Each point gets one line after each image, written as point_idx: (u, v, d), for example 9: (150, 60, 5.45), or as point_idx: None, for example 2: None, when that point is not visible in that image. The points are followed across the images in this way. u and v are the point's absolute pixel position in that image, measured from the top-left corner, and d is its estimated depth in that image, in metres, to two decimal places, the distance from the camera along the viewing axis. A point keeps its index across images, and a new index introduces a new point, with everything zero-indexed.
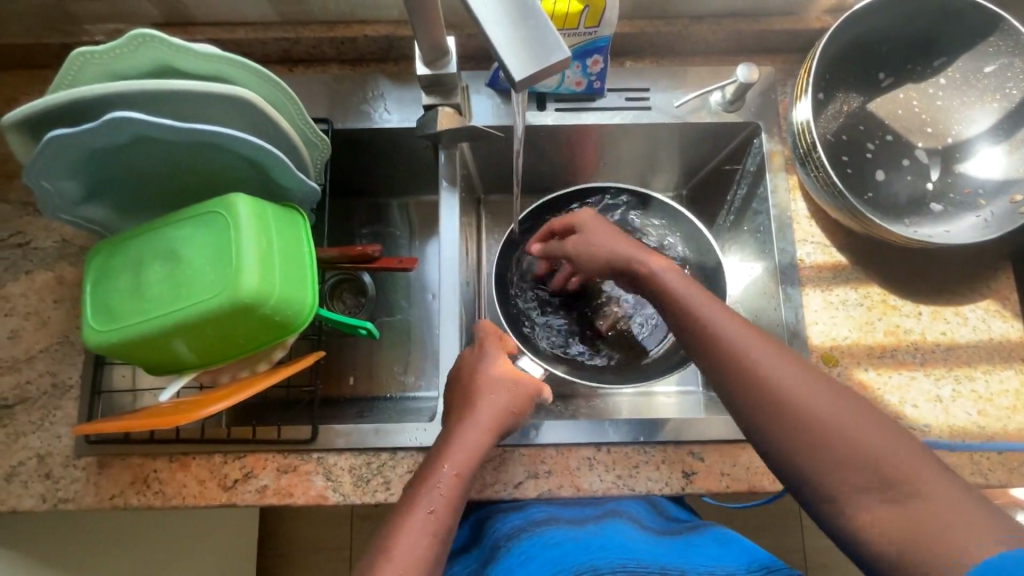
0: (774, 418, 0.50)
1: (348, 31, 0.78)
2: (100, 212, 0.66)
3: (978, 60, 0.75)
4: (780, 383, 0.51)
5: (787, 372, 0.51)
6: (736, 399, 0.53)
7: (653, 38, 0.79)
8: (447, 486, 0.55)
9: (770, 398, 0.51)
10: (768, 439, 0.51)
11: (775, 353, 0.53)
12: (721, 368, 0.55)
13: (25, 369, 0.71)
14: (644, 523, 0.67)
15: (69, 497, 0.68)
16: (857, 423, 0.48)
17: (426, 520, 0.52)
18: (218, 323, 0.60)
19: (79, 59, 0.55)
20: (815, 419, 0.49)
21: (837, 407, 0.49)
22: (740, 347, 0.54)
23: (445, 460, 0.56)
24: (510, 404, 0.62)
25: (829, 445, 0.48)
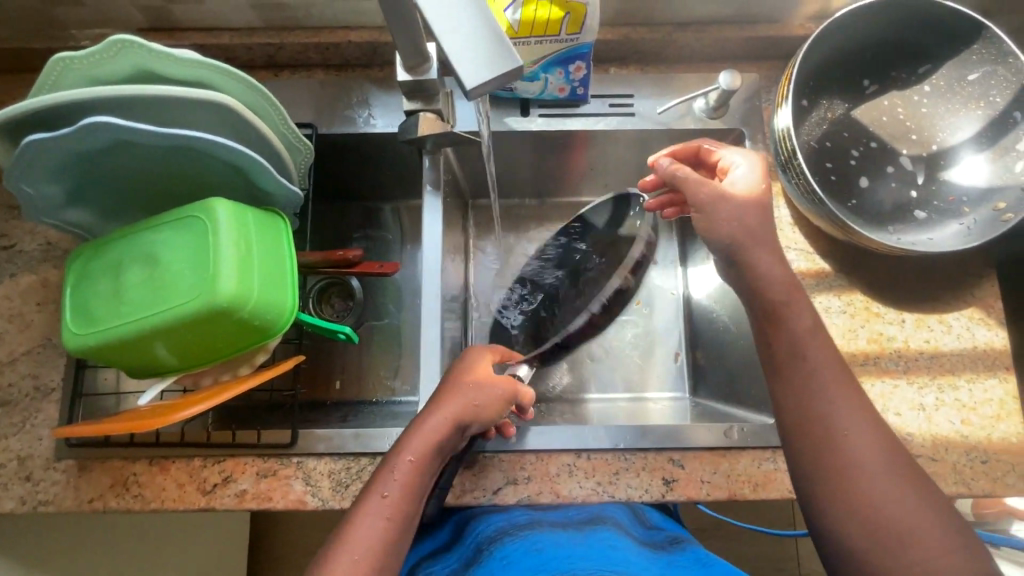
0: (824, 458, 0.53)
1: (332, 36, 0.79)
2: (82, 215, 0.67)
3: (962, 68, 0.75)
4: (841, 428, 0.53)
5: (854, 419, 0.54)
6: (800, 421, 0.55)
7: (638, 45, 0.80)
8: (404, 476, 0.56)
9: (831, 437, 0.53)
10: (815, 468, 0.53)
11: (849, 394, 0.55)
12: (790, 394, 0.56)
13: (8, 371, 0.72)
14: (627, 530, 0.68)
15: (48, 499, 0.68)
16: (900, 490, 0.51)
17: (380, 504, 0.54)
18: (196, 327, 0.60)
19: (59, 64, 0.56)
20: (862, 475, 0.52)
21: (889, 470, 0.52)
22: (819, 381, 0.55)
23: (405, 450, 0.57)
24: (476, 400, 0.61)
25: (866, 500, 0.51)
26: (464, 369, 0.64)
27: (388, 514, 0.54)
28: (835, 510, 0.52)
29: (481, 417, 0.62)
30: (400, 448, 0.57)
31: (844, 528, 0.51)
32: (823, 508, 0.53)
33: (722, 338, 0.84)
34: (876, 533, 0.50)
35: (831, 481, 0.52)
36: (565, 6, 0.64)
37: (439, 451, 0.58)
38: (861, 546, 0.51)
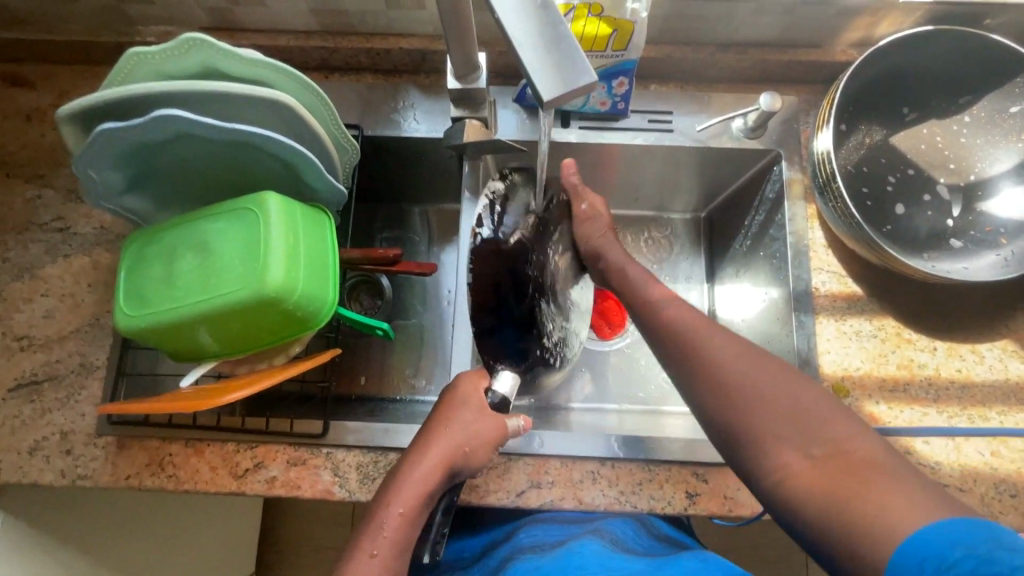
0: (699, 376, 0.53)
1: (384, 43, 0.82)
2: (139, 202, 0.70)
3: (1004, 100, 0.75)
4: (705, 350, 0.54)
5: (715, 341, 0.54)
6: (674, 366, 0.57)
7: (679, 63, 0.81)
8: (395, 528, 0.55)
9: (698, 358, 0.54)
10: (698, 395, 0.53)
11: (701, 323, 0.57)
12: (661, 341, 0.59)
13: (57, 348, 0.75)
14: (625, 543, 0.65)
15: (87, 474, 0.70)
16: (777, 378, 0.50)
17: (370, 564, 0.52)
18: (243, 315, 0.63)
19: (133, 58, 0.59)
20: (738, 378, 0.51)
21: (756, 362, 0.51)
22: (677, 322, 0.58)
23: (394, 498, 0.56)
24: (465, 444, 0.59)
25: (752, 400, 0.50)
26: (452, 412, 0.61)
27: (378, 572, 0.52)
28: (728, 420, 0.51)
29: (471, 461, 0.60)
30: (381, 504, 0.56)
31: (747, 434, 0.49)
32: (717, 423, 0.52)
33: None
34: (772, 426, 0.48)
35: (717, 393, 0.52)
36: (614, 23, 0.66)
37: (430, 497, 0.57)
38: (757, 443, 0.49)
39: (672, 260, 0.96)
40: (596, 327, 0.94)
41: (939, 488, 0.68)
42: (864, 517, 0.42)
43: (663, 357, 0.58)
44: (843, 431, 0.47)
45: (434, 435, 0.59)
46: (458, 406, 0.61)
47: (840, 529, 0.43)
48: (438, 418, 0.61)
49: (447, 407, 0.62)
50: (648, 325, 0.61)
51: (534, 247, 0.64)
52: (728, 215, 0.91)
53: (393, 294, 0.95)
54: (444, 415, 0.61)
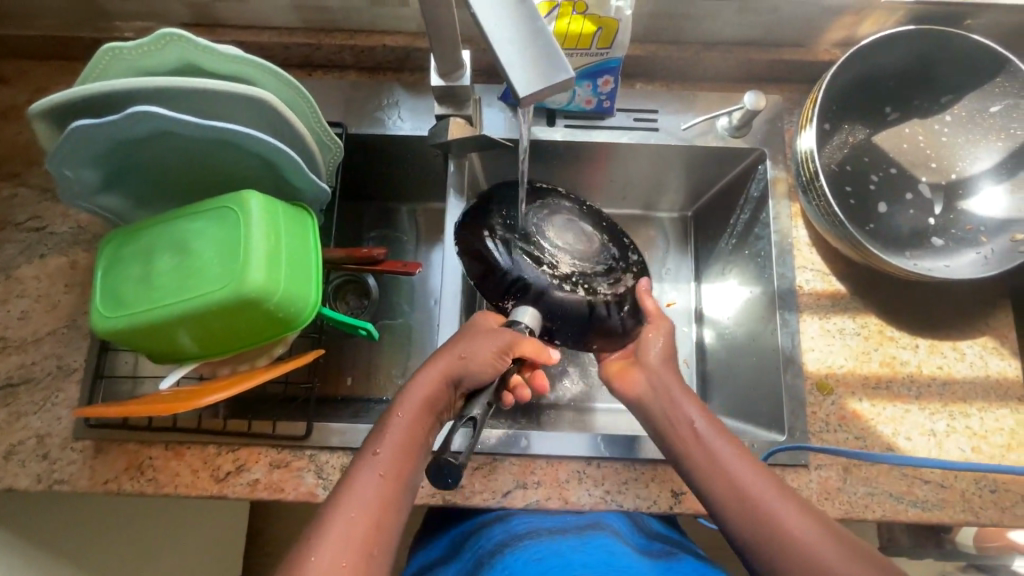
0: (746, 520, 0.55)
1: (367, 40, 0.81)
2: (116, 201, 0.68)
3: (984, 99, 0.76)
4: (750, 491, 0.56)
5: (784, 506, 0.55)
6: (741, 531, 0.55)
7: (664, 62, 0.81)
8: (400, 432, 0.58)
9: (744, 497, 0.56)
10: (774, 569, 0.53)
11: (738, 453, 0.59)
12: (693, 465, 0.60)
13: (32, 350, 0.73)
14: (625, 537, 0.65)
15: (64, 478, 0.69)
16: (843, 550, 0.52)
17: (371, 459, 0.56)
18: (224, 316, 0.62)
19: (108, 54, 0.58)
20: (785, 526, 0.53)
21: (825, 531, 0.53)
22: (715, 450, 0.59)
23: (400, 409, 0.59)
24: (461, 353, 0.62)
25: (803, 554, 0.52)
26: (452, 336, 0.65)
27: (386, 471, 0.55)
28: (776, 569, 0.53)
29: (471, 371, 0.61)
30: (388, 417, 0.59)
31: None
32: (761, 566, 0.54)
33: (734, 354, 0.84)
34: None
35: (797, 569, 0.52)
36: (598, 21, 0.65)
37: (431, 409, 0.60)
38: None
39: (658, 259, 0.96)
40: None
41: (921, 484, 0.69)
42: None
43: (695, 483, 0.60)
44: None
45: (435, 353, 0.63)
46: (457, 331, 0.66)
47: None
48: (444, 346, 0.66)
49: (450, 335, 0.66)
50: (713, 474, 0.58)
51: (499, 217, 0.71)
52: (714, 213, 0.91)
53: (379, 294, 0.94)
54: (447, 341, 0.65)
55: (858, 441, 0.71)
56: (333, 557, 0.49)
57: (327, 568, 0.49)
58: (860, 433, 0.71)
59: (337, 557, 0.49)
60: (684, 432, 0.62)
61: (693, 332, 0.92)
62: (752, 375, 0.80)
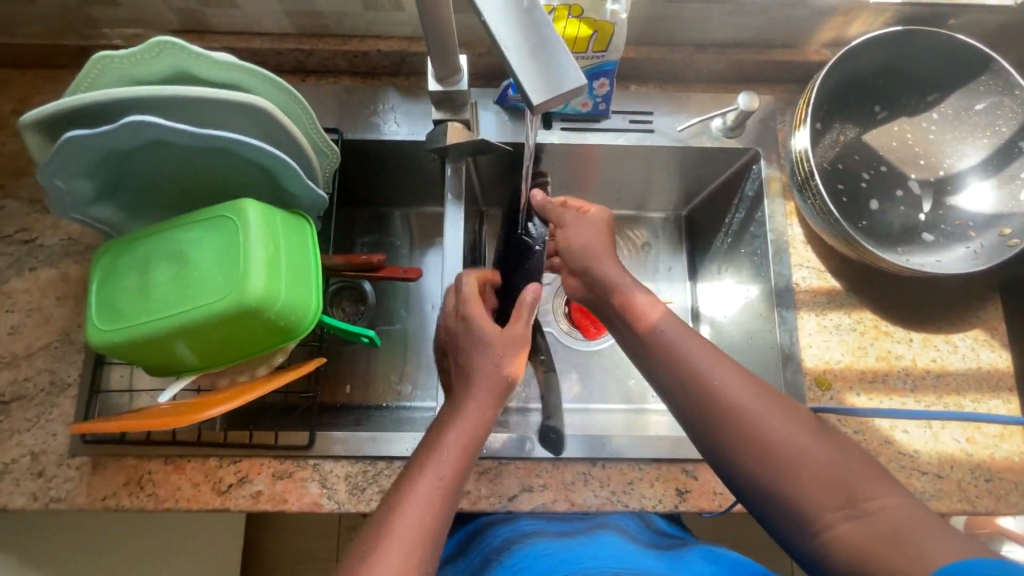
0: (728, 428, 0.52)
1: (361, 45, 0.80)
2: (110, 212, 0.67)
3: (969, 97, 0.77)
4: (734, 399, 0.53)
5: (743, 395, 0.53)
6: (700, 421, 0.54)
7: (658, 64, 0.82)
8: (455, 453, 0.56)
9: (724, 405, 0.53)
10: (730, 454, 0.52)
11: (719, 362, 0.55)
12: (672, 378, 0.57)
13: (24, 365, 0.71)
14: (634, 534, 0.66)
15: (60, 496, 0.68)
16: (802, 435, 0.50)
17: (433, 487, 0.54)
18: (224, 327, 0.61)
19: (101, 63, 0.57)
20: (769, 430, 0.50)
21: (785, 418, 0.51)
22: (695, 359, 0.56)
23: (453, 427, 0.58)
24: (498, 355, 0.62)
25: (759, 441, 0.50)
26: (470, 338, 0.64)
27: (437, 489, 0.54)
28: (766, 474, 0.50)
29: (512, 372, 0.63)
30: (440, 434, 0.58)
31: (784, 488, 0.49)
32: (748, 471, 0.51)
33: (733, 352, 0.85)
34: (808, 484, 0.48)
35: (752, 453, 0.50)
36: (594, 24, 0.66)
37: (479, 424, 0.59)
38: (793, 503, 0.48)
39: (654, 259, 0.97)
40: (583, 328, 0.94)
41: (919, 475, 0.71)
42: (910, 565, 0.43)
43: (675, 394, 0.57)
44: (874, 487, 0.47)
45: (474, 368, 0.62)
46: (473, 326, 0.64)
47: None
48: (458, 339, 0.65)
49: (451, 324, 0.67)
50: (677, 372, 0.57)
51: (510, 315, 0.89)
52: (710, 211, 0.92)
53: (375, 299, 0.95)
54: (467, 342, 0.64)
55: (857, 435, 0.72)
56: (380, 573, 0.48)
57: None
58: (859, 427, 0.73)
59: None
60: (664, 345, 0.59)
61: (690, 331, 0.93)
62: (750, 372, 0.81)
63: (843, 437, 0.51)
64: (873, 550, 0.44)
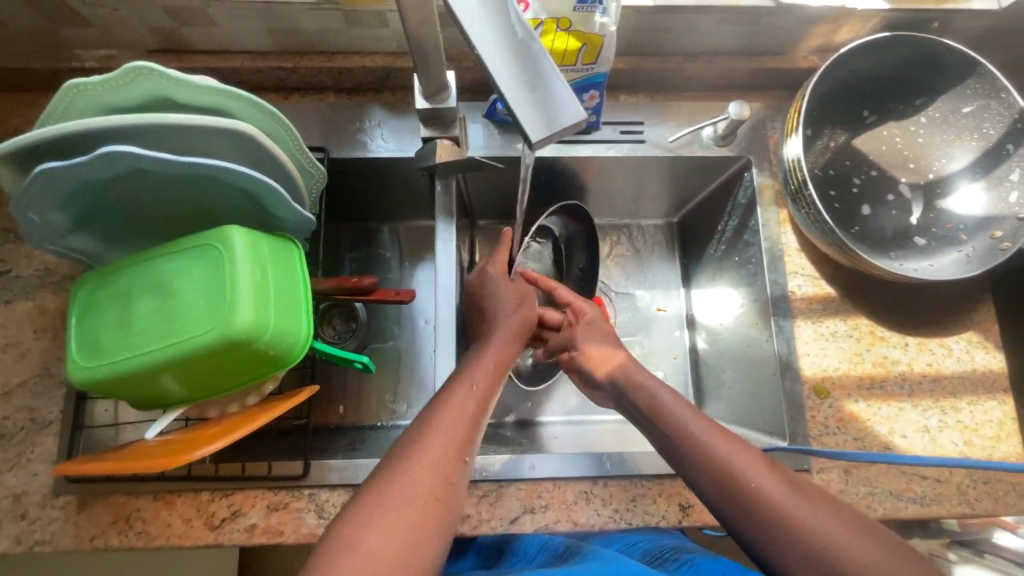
0: (752, 515, 0.52)
1: (345, 62, 0.78)
2: (88, 242, 0.65)
3: (957, 100, 0.77)
4: (753, 483, 0.53)
5: (763, 479, 0.53)
6: (722, 505, 0.54)
7: (648, 74, 0.81)
8: (483, 380, 0.60)
9: (746, 489, 0.53)
10: (759, 539, 0.51)
11: (733, 444, 0.56)
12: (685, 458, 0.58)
13: (3, 403, 0.69)
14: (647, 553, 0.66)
15: (45, 538, 0.65)
16: (826, 518, 0.50)
17: (468, 393, 0.58)
18: (213, 359, 0.59)
19: (73, 90, 0.54)
20: (795, 517, 0.50)
21: (809, 503, 0.51)
22: (708, 443, 0.57)
23: (484, 359, 0.63)
24: (519, 310, 0.71)
25: (785, 525, 0.50)
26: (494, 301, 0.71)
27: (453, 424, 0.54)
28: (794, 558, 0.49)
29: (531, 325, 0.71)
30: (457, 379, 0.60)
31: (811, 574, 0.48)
32: (776, 557, 0.50)
33: (729, 360, 0.85)
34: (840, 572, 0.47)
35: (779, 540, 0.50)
36: (582, 37, 0.65)
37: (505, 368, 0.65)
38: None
39: (648, 268, 0.96)
40: None
41: (919, 481, 0.71)
42: None
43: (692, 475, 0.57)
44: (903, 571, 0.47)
45: (500, 316, 0.70)
46: (495, 289, 0.72)
47: None
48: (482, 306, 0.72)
49: (474, 292, 0.73)
50: (691, 450, 0.57)
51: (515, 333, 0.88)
52: (702, 219, 0.91)
53: (367, 316, 0.92)
54: (489, 308, 0.71)
55: (856, 442, 0.72)
56: (406, 499, 0.48)
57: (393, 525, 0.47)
58: (859, 434, 0.73)
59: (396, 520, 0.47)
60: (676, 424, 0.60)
61: (685, 338, 0.93)
62: (748, 381, 0.80)
63: (866, 520, 0.51)
64: None
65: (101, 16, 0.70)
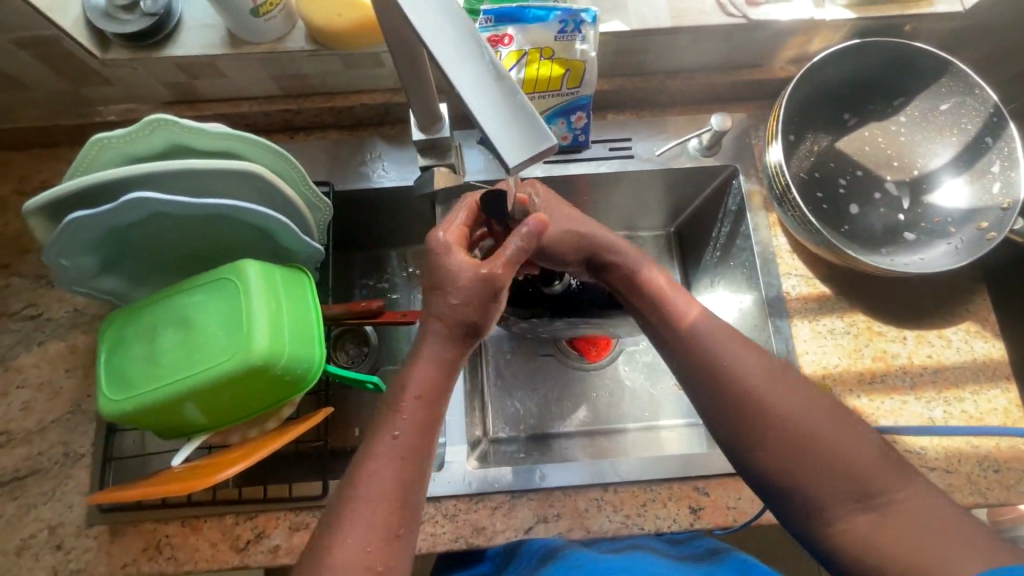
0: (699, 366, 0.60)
1: (345, 101, 0.83)
2: (114, 283, 0.69)
3: (934, 99, 0.80)
4: (722, 358, 0.59)
5: (721, 344, 0.60)
6: (669, 351, 0.62)
7: (632, 93, 0.85)
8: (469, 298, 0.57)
9: (697, 345, 0.60)
10: (711, 392, 0.58)
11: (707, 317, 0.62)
12: (700, 370, 0.59)
13: (38, 440, 0.73)
14: (664, 551, 0.66)
15: (80, 567, 0.68)
16: (781, 388, 0.57)
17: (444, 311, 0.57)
18: (233, 386, 0.62)
19: (98, 145, 0.59)
20: (740, 373, 0.58)
21: (762, 369, 0.58)
22: (732, 362, 0.58)
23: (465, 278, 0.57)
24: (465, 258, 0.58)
25: (730, 379, 0.58)
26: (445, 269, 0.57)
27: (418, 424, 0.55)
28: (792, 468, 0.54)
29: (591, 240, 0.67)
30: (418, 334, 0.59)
31: (806, 487, 0.54)
32: (767, 467, 0.55)
33: None
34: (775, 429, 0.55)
35: (730, 395, 0.57)
36: (566, 64, 0.69)
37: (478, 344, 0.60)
38: (763, 445, 0.55)
39: None
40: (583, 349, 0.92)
41: (928, 472, 0.72)
42: (859, 492, 0.52)
43: (704, 384, 0.59)
44: (833, 437, 0.54)
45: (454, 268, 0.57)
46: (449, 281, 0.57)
47: (830, 501, 0.53)
48: (439, 274, 0.57)
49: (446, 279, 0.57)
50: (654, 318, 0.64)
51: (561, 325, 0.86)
52: (698, 226, 0.94)
53: (379, 339, 0.94)
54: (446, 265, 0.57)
55: None
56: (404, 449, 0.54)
57: (362, 550, 0.50)
58: None
59: (366, 542, 0.50)
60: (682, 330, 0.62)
61: None
62: None
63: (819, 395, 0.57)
64: (832, 481, 0.53)
65: (120, 74, 0.76)
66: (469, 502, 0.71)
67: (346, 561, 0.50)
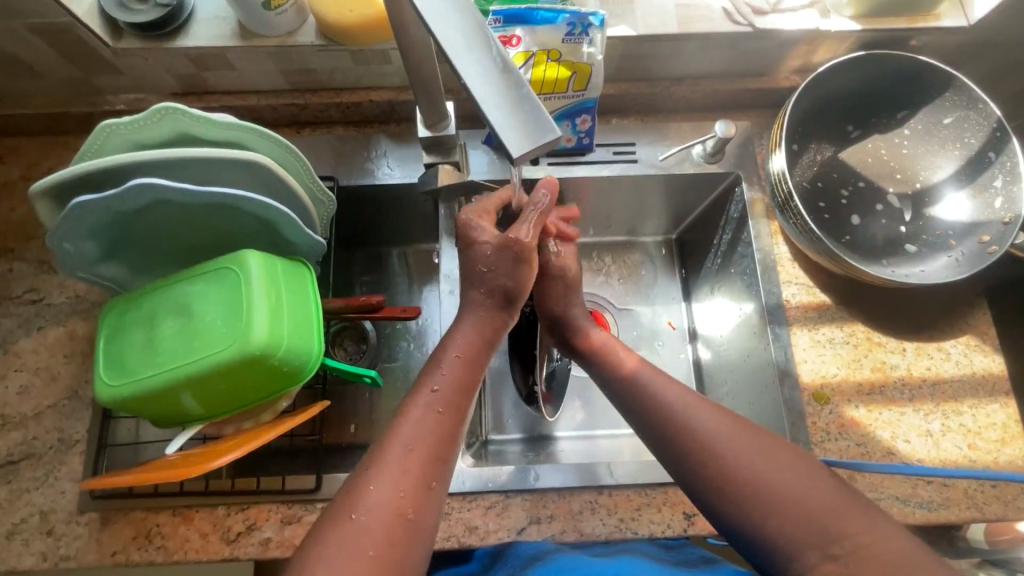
0: (654, 420, 0.59)
1: (353, 97, 0.84)
2: (115, 269, 0.69)
3: (937, 113, 0.81)
4: (674, 408, 0.58)
5: (673, 396, 0.59)
6: (629, 408, 0.62)
7: (637, 98, 0.86)
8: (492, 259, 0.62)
9: (652, 400, 0.60)
10: (665, 444, 0.57)
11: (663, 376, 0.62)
12: (653, 421, 0.59)
13: (33, 425, 0.73)
14: (658, 556, 0.65)
15: (70, 554, 0.68)
16: (735, 434, 0.55)
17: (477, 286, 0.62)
18: (230, 375, 0.62)
19: (107, 130, 0.59)
20: (692, 422, 0.56)
21: (714, 416, 0.56)
22: (685, 412, 0.57)
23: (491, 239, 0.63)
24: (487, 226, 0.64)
25: (682, 428, 0.56)
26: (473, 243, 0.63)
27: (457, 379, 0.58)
28: (750, 520, 0.51)
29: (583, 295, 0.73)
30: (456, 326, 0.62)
31: (770, 536, 0.50)
32: (727, 517, 0.52)
33: (731, 371, 0.85)
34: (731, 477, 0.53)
35: (683, 445, 0.56)
36: (572, 66, 0.70)
37: (487, 345, 0.61)
38: (720, 495, 0.53)
39: (650, 281, 0.98)
40: None
41: (925, 485, 0.71)
42: (826, 539, 0.49)
43: (658, 434, 0.58)
44: (793, 483, 0.51)
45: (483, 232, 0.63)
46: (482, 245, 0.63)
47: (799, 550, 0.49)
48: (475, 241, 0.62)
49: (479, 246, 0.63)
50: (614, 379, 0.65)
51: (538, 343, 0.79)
52: (699, 233, 0.94)
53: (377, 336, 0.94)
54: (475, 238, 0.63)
55: (858, 447, 0.73)
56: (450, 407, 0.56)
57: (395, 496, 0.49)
58: (861, 439, 0.73)
59: (398, 485, 0.50)
60: (637, 385, 0.62)
61: (689, 352, 0.94)
62: (750, 391, 0.81)
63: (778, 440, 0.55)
64: (795, 531, 0.49)
65: (131, 64, 0.77)
66: (463, 501, 0.71)
67: (381, 501, 0.49)
